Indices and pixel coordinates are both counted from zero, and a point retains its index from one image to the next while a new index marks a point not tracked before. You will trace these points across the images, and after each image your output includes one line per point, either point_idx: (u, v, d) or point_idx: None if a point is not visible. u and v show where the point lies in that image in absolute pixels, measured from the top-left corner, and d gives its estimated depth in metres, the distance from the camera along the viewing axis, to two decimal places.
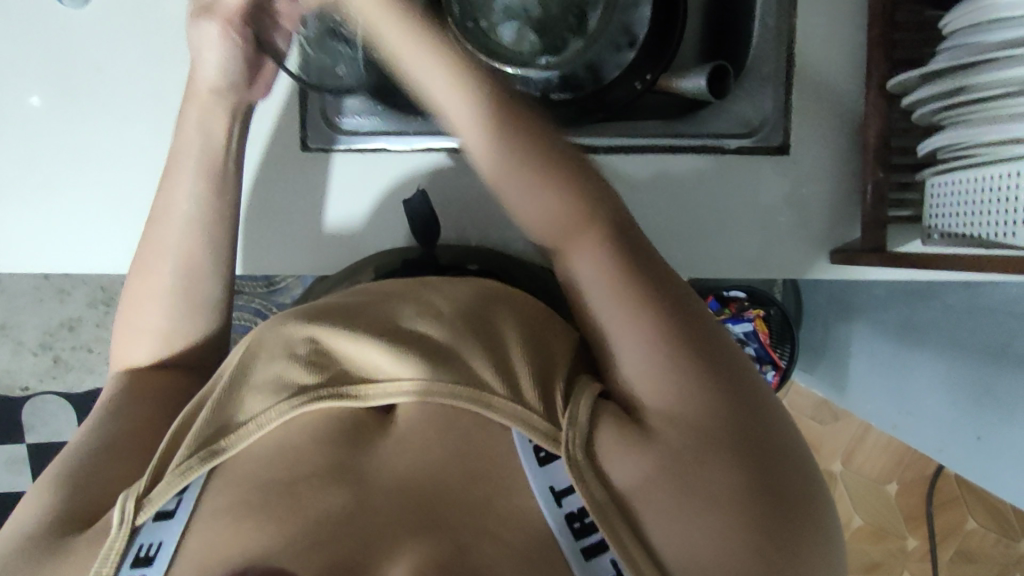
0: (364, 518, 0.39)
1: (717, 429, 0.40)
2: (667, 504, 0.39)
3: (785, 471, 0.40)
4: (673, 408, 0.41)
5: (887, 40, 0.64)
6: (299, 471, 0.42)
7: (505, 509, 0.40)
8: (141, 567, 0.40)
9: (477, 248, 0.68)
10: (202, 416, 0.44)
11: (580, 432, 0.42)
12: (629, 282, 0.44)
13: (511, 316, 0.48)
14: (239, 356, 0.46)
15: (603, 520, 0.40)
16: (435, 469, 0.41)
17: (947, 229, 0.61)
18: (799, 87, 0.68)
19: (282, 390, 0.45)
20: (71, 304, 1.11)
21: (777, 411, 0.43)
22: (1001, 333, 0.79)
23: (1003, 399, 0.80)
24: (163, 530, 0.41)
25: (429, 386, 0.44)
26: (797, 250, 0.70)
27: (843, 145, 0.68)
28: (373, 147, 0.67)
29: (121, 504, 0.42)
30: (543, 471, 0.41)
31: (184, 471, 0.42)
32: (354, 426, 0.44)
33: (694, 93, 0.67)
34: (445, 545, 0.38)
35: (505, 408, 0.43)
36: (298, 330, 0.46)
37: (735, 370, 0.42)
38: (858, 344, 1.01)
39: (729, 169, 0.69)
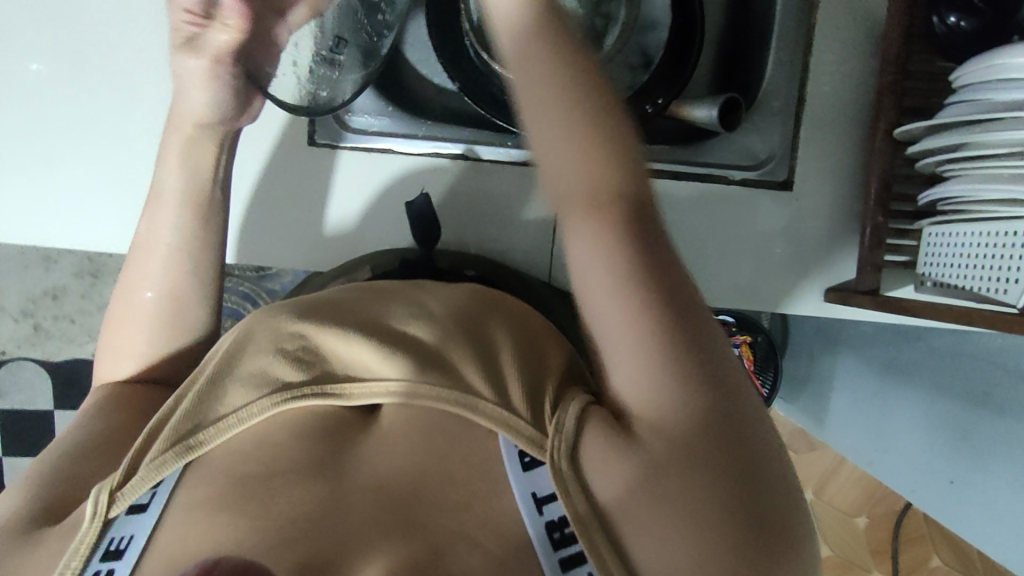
0: (345, 517, 0.37)
1: (696, 436, 0.36)
2: (646, 518, 0.36)
3: (767, 487, 0.36)
4: (656, 412, 0.37)
5: (898, 88, 0.65)
6: (277, 467, 0.40)
7: (501, 513, 0.38)
8: (111, 561, 0.38)
9: (474, 255, 0.67)
10: (183, 407, 0.41)
11: (566, 441, 0.39)
12: (632, 271, 0.39)
13: (506, 326, 0.47)
14: (228, 344, 0.44)
15: (585, 537, 0.36)
16: (418, 474, 0.39)
17: (941, 278, 0.63)
18: (806, 126, 0.69)
19: (266, 385, 0.42)
20: (56, 273, 1.09)
21: (760, 423, 0.38)
22: (982, 381, 0.80)
23: (980, 446, 0.81)
24: (135, 524, 0.39)
25: (414, 388, 0.42)
26: (788, 284, 0.70)
27: (844, 187, 0.69)
28: (380, 147, 0.67)
29: (93, 498, 0.39)
30: (528, 477, 0.39)
31: (158, 467, 0.40)
32: (334, 426, 0.42)
33: (705, 122, 0.67)
34: (421, 545, 0.36)
35: (492, 413, 0.41)
36: (287, 325, 0.45)
37: (720, 375, 0.38)
38: (842, 378, 1.02)
39: (729, 200, 0.69)
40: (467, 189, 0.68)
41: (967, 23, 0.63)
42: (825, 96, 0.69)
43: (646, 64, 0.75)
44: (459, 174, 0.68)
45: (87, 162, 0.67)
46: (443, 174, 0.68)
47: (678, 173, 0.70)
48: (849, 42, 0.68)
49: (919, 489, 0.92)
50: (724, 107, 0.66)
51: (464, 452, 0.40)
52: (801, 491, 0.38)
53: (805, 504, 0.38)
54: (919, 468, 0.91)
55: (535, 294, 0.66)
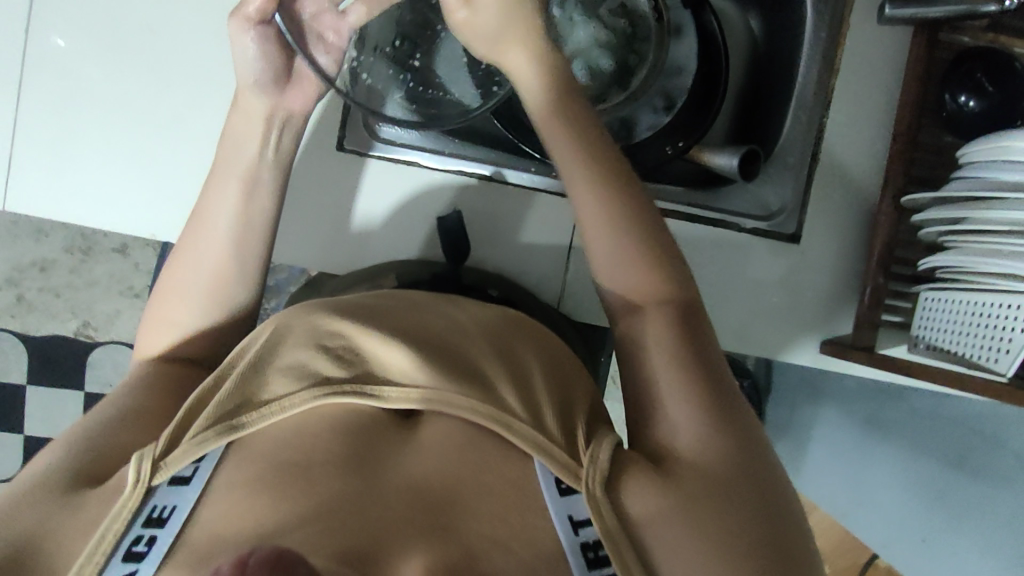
0: (382, 512, 0.38)
1: (732, 479, 0.41)
2: (684, 542, 0.39)
3: (788, 529, 0.41)
4: (698, 457, 0.42)
5: (907, 157, 0.68)
6: (314, 457, 0.40)
7: (533, 525, 0.39)
8: (154, 528, 0.38)
9: (496, 275, 0.69)
10: (224, 390, 0.42)
11: (602, 470, 0.41)
12: (676, 344, 0.46)
13: (540, 353, 0.49)
14: (266, 336, 0.45)
15: (614, 551, 0.39)
16: (455, 478, 0.40)
17: (935, 342, 0.65)
18: (817, 183, 0.72)
19: (305, 378, 0.43)
20: (47, 245, 1.07)
21: (780, 474, 0.44)
22: (960, 443, 0.84)
23: (959, 506, 0.84)
24: (178, 495, 0.39)
25: (450, 398, 0.42)
26: (788, 333, 0.73)
27: (849, 244, 0.72)
28: (407, 159, 0.69)
29: (136, 465, 0.40)
30: (563, 501, 0.41)
31: (200, 443, 0.40)
32: (371, 426, 0.42)
33: (724, 170, 0.69)
34: (454, 549, 0.36)
35: (525, 433, 0.42)
36: (328, 325, 0.45)
37: (750, 435, 0.44)
38: (822, 434, 1.03)
39: (738, 246, 0.72)
40: (492, 209, 0.70)
41: (977, 103, 0.66)
42: (837, 157, 0.72)
43: (668, 107, 0.77)
44: (483, 192, 0.69)
45: (114, 141, 0.67)
46: (470, 192, 0.69)
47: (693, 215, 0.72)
48: (863, 108, 0.72)
49: (889, 544, 0.95)
50: (744, 158, 0.68)
51: (498, 461, 0.41)
52: (813, 542, 0.43)
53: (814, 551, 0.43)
54: (897, 523, 0.92)
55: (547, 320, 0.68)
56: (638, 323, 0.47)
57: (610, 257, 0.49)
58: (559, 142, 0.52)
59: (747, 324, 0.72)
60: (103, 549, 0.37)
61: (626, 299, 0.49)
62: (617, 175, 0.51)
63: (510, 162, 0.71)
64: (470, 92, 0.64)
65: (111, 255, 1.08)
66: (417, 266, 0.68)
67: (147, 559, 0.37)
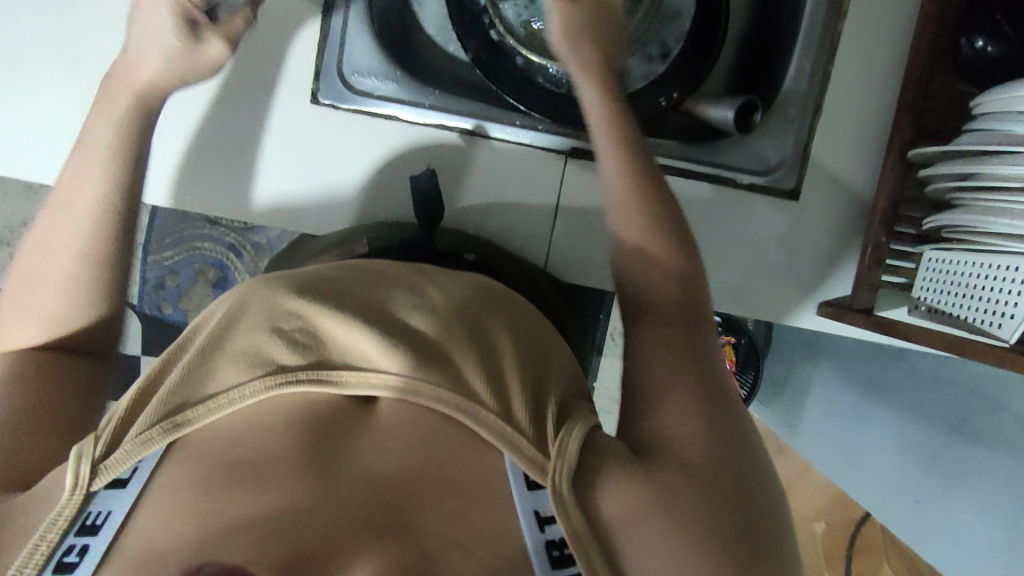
0: (336, 511, 0.36)
1: (714, 480, 0.40)
2: (654, 537, 0.38)
3: (766, 538, 0.40)
4: (683, 454, 0.41)
5: (917, 107, 0.64)
6: (266, 454, 0.38)
7: (499, 525, 0.37)
8: (86, 537, 0.36)
9: (476, 238, 0.67)
10: (172, 380, 0.40)
11: (567, 465, 0.40)
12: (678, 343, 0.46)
13: (515, 339, 0.47)
14: (219, 318, 0.43)
15: (579, 548, 0.37)
16: (411, 474, 0.38)
17: (936, 304, 0.62)
18: (820, 136, 0.68)
19: (259, 365, 0.41)
20: (35, 205, 1.06)
21: (767, 484, 0.42)
22: (961, 408, 0.81)
23: (952, 471, 0.82)
24: (114, 499, 0.37)
25: (412, 383, 0.41)
26: (785, 295, 0.70)
27: (852, 201, 0.69)
28: (384, 113, 0.67)
29: (72, 468, 0.37)
30: (531, 496, 0.39)
31: (146, 442, 0.38)
32: (329, 415, 0.41)
33: (720, 123, 0.66)
34: (408, 551, 0.34)
35: (493, 425, 0.40)
36: (288, 305, 0.44)
37: (740, 440, 0.43)
38: (819, 391, 1.04)
39: (733, 203, 0.69)
40: (477, 165, 0.68)
41: (995, 49, 0.61)
42: (842, 108, 0.68)
43: (665, 55, 0.73)
44: (463, 147, 0.68)
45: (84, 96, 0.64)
46: (451, 149, 0.68)
47: (683, 168, 0.69)
48: (871, 54, 0.67)
49: (884, 506, 0.94)
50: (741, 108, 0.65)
51: (462, 458, 0.39)
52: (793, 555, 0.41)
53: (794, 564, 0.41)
54: (885, 486, 0.92)
55: (531, 283, 0.65)
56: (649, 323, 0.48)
57: (642, 257, 0.51)
58: (602, 139, 0.55)
59: (741, 286, 0.69)
60: (31, 563, 0.35)
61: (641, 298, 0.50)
62: (651, 179, 0.54)
63: (494, 115, 0.68)
64: None
65: None
66: (391, 231, 0.66)
67: (79, 569, 0.35)
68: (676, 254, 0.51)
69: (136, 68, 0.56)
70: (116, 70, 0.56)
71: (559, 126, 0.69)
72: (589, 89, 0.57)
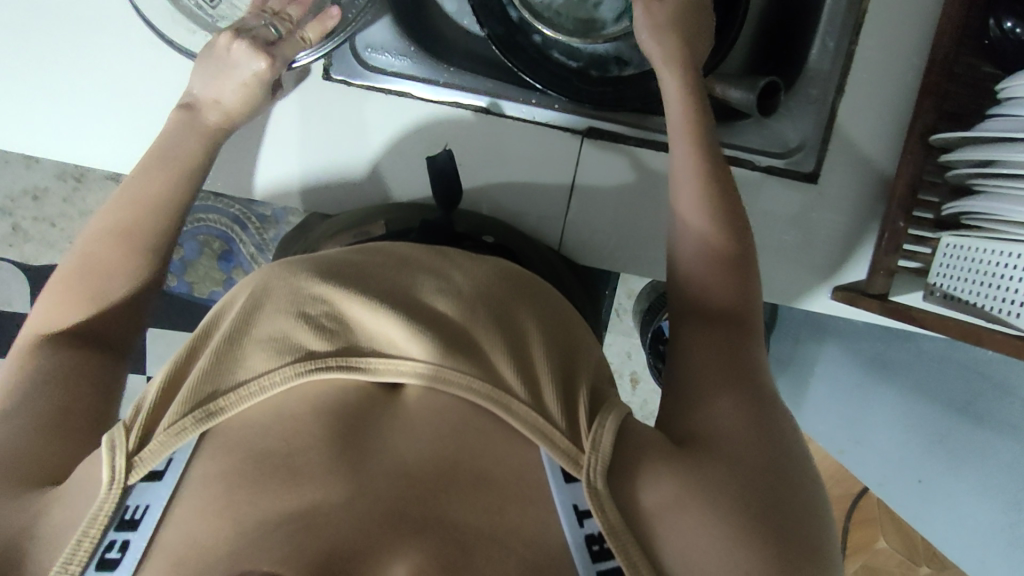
0: (371, 504, 0.36)
1: (756, 478, 0.41)
2: (692, 531, 0.39)
3: (806, 535, 0.40)
4: (725, 451, 0.42)
5: (939, 89, 0.63)
6: (295, 444, 0.38)
7: (535, 519, 0.38)
8: (126, 531, 0.37)
9: (492, 220, 0.67)
10: (199, 369, 0.41)
11: (602, 459, 0.40)
12: (727, 346, 0.48)
13: (545, 326, 0.47)
14: (243, 304, 0.43)
15: (617, 543, 0.38)
16: (445, 462, 0.38)
17: (952, 291, 0.62)
18: (842, 116, 0.67)
19: (289, 352, 0.41)
20: (39, 173, 1.05)
21: (807, 485, 0.43)
22: (967, 390, 0.82)
23: (957, 452, 0.83)
24: (151, 493, 0.38)
25: (443, 372, 0.41)
26: (800, 278, 0.70)
27: (871, 183, 0.68)
28: (399, 90, 0.66)
29: (109, 464, 0.39)
30: (568, 488, 0.39)
31: (179, 433, 0.39)
32: (360, 403, 0.41)
33: (741, 105, 0.65)
34: (448, 544, 0.35)
35: (525, 416, 0.40)
36: (316, 290, 0.43)
37: (783, 441, 0.44)
38: (824, 367, 1.04)
39: (752, 185, 0.68)
40: (494, 144, 0.67)
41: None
42: (867, 89, 0.66)
43: None
44: (477, 125, 0.67)
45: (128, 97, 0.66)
46: (467, 127, 0.67)
47: None
48: (898, 33, 0.66)
49: (886, 483, 0.95)
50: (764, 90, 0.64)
51: (495, 450, 0.39)
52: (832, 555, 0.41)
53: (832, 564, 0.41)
54: (888, 468, 0.93)
55: (548, 266, 0.65)
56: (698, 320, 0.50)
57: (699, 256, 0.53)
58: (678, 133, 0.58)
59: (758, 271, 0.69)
60: (76, 558, 0.36)
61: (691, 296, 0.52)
62: (720, 179, 0.56)
63: (510, 94, 0.68)
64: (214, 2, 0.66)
65: (105, 182, 1.06)
66: (411, 214, 0.65)
67: (121, 565, 0.36)
68: (735, 250, 0.53)
69: (218, 109, 0.61)
70: (198, 109, 0.61)
71: (576, 106, 0.68)
72: (672, 85, 0.60)
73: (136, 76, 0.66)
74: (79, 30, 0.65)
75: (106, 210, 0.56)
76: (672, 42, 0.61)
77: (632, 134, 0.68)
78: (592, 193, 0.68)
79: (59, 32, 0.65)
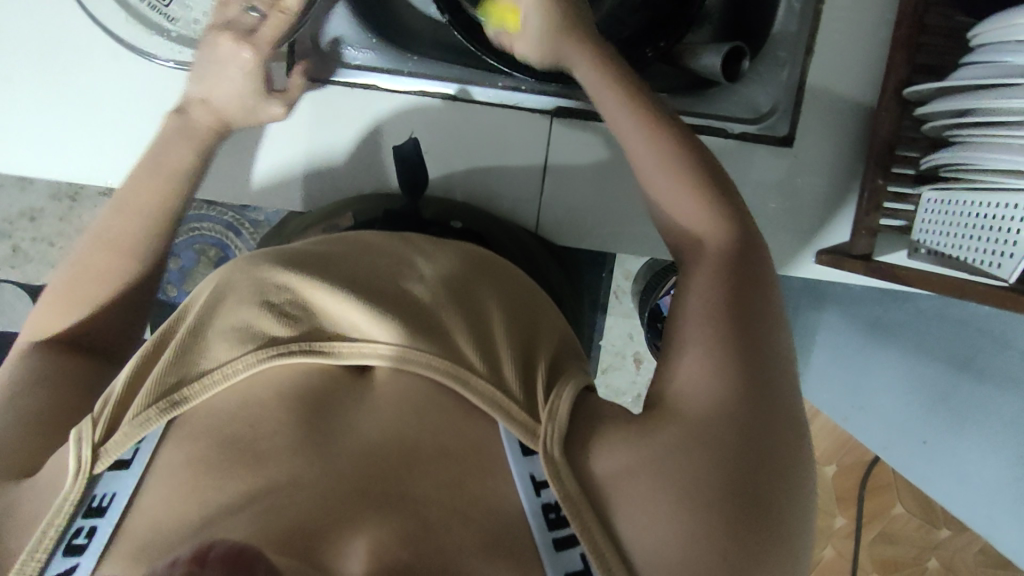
0: (328, 486, 0.36)
1: (718, 429, 0.39)
2: (645, 491, 0.38)
3: (768, 486, 0.38)
4: (691, 403, 0.40)
5: (913, 42, 0.62)
6: (260, 431, 0.39)
7: (497, 492, 0.38)
8: (93, 518, 0.37)
9: (463, 205, 0.67)
10: (163, 362, 0.41)
11: (560, 429, 0.40)
12: (715, 284, 0.45)
13: (506, 304, 0.48)
14: (205, 298, 0.43)
15: (574, 515, 0.38)
16: (405, 440, 0.39)
17: (937, 247, 0.61)
18: (813, 77, 0.66)
19: (250, 340, 0.41)
20: (32, 194, 1.06)
21: (780, 433, 0.40)
22: (967, 347, 0.83)
23: (959, 411, 0.83)
24: (119, 481, 0.38)
25: (406, 353, 0.41)
26: (781, 244, 0.69)
27: (848, 143, 0.67)
28: (364, 83, 0.67)
29: (74, 453, 0.39)
30: (526, 460, 0.40)
31: (144, 422, 0.39)
32: (324, 386, 0.41)
33: (708, 71, 0.64)
34: (410, 523, 0.35)
35: (486, 393, 0.41)
36: (273, 277, 0.44)
37: (757, 385, 0.41)
38: (823, 338, 0.99)
39: (726, 152, 0.67)
40: (461, 133, 0.67)
41: None
42: (836, 49, 0.66)
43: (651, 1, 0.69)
44: (447, 112, 0.67)
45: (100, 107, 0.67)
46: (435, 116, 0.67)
47: None
48: None
49: (888, 448, 0.92)
50: (729, 55, 0.63)
51: (456, 425, 0.40)
52: (801, 508, 0.40)
53: (801, 516, 0.40)
54: (889, 432, 0.91)
55: (522, 248, 0.66)
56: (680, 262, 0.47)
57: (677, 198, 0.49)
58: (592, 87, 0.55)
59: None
60: (42, 545, 0.36)
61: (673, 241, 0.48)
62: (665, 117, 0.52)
63: (476, 78, 0.68)
64: None
65: (97, 199, 1.06)
66: (376, 203, 0.66)
67: (88, 550, 0.36)
68: (717, 188, 0.49)
69: (207, 109, 0.61)
70: (188, 111, 0.61)
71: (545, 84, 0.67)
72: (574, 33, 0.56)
73: (104, 85, 0.66)
74: (43, 40, 0.65)
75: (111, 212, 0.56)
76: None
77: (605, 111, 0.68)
78: (566, 172, 0.68)
79: (22, 44, 0.65)
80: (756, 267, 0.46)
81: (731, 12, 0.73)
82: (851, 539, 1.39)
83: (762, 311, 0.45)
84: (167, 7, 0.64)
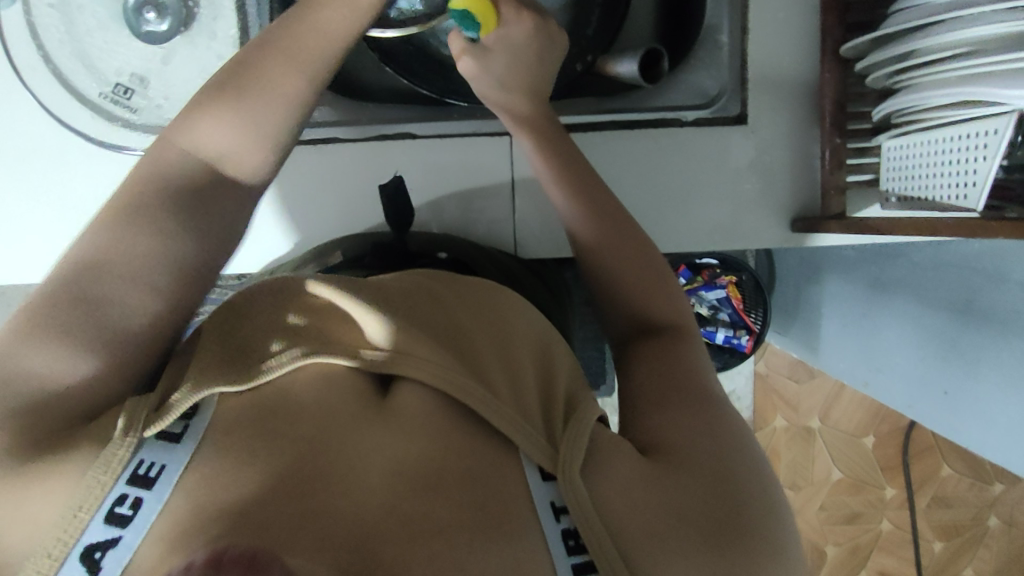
0: (361, 498, 0.37)
1: (704, 464, 0.44)
2: (650, 512, 0.42)
3: (752, 507, 0.43)
4: (679, 442, 0.46)
5: (839, 4, 0.64)
6: (288, 444, 0.39)
7: (511, 508, 0.40)
8: (139, 489, 0.37)
9: (447, 237, 0.69)
10: (208, 355, 0.43)
11: (577, 456, 0.43)
12: (672, 356, 0.53)
13: (524, 351, 0.52)
14: (223, 310, 0.47)
15: (594, 541, 0.40)
16: (428, 457, 0.41)
17: (903, 192, 0.61)
18: (754, 56, 0.68)
19: (287, 342, 0.44)
20: None
21: (755, 464, 0.46)
22: (965, 289, 0.81)
23: (968, 355, 0.81)
24: (168, 454, 0.39)
25: (413, 358, 0.44)
26: (758, 220, 0.70)
27: (803, 114, 0.69)
28: (325, 136, 0.73)
29: (129, 417, 0.40)
30: (546, 486, 0.42)
31: (197, 389, 0.41)
32: (352, 387, 0.43)
33: (630, 76, 0.71)
34: (435, 542, 0.36)
35: (501, 411, 0.44)
36: (311, 290, 0.49)
37: (730, 430, 0.47)
38: (831, 309, 1.05)
39: (685, 140, 0.69)
40: (439, 165, 0.72)
41: None
42: (771, 25, 0.68)
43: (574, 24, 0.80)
44: (427, 152, 0.71)
45: (76, 202, 0.69)
46: (413, 154, 0.72)
47: (631, 122, 0.70)
48: None
49: (916, 405, 0.91)
50: (647, 60, 0.70)
51: (469, 447, 0.42)
52: (785, 523, 0.45)
53: (786, 530, 0.45)
54: (910, 386, 0.91)
55: (506, 271, 0.67)
56: (648, 338, 0.55)
57: (640, 272, 0.59)
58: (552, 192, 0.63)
59: (695, 246, 0.72)
60: (88, 504, 0.37)
61: (646, 302, 0.58)
62: (610, 204, 0.61)
63: (438, 117, 0.76)
64: (87, 82, 0.68)
65: None
66: (363, 237, 0.69)
67: (132, 525, 0.36)
68: (662, 267, 0.60)
69: None
70: None
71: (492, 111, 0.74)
72: (525, 141, 0.64)
73: (79, 177, 0.69)
74: (20, 151, 0.69)
75: (273, 83, 0.53)
76: (536, 77, 0.65)
77: (580, 119, 0.72)
78: (531, 183, 0.71)
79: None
80: (689, 337, 0.56)
81: (660, 17, 0.81)
82: (904, 509, 1.36)
83: (716, 381, 0.52)
84: (129, 99, 0.69)
